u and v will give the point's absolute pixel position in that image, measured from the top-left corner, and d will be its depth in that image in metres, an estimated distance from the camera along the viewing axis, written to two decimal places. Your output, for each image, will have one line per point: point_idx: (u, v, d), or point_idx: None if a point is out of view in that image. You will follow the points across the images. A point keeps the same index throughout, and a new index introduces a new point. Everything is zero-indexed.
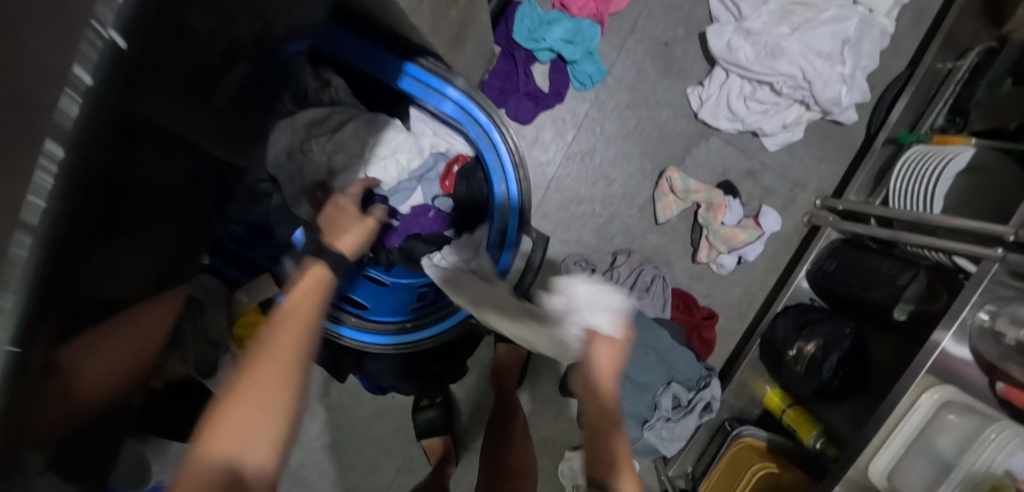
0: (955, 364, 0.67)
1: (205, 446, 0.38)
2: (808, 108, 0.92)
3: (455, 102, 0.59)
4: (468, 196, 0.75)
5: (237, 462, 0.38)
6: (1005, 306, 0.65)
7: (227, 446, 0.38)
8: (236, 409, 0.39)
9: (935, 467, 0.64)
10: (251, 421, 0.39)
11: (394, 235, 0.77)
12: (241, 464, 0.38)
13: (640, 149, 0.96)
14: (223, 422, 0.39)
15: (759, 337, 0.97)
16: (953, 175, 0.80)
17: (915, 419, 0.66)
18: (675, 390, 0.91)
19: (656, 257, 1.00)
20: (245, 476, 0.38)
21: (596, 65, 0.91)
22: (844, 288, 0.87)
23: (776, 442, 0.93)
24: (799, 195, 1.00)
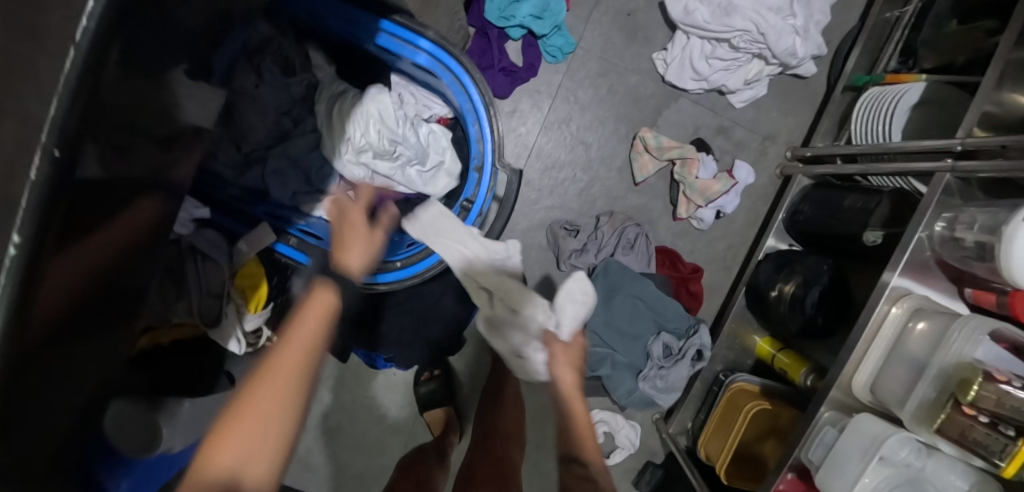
0: (924, 278, 0.70)
1: (216, 449, 0.46)
2: (767, 62, 0.97)
3: (428, 53, 0.63)
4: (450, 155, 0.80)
5: (237, 476, 0.45)
6: (960, 212, 0.67)
7: (227, 460, 0.45)
8: (248, 415, 0.46)
9: (912, 370, 0.64)
10: (252, 438, 0.46)
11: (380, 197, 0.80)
12: (245, 472, 0.45)
13: (614, 114, 1.02)
14: (230, 428, 0.46)
15: (744, 286, 1.01)
16: (908, 108, 0.84)
17: (888, 331, 0.70)
18: (665, 339, 0.94)
19: (639, 216, 1.04)
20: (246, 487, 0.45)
21: (565, 38, 0.97)
22: (818, 225, 0.91)
23: (769, 386, 0.96)
24: (769, 148, 1.05)
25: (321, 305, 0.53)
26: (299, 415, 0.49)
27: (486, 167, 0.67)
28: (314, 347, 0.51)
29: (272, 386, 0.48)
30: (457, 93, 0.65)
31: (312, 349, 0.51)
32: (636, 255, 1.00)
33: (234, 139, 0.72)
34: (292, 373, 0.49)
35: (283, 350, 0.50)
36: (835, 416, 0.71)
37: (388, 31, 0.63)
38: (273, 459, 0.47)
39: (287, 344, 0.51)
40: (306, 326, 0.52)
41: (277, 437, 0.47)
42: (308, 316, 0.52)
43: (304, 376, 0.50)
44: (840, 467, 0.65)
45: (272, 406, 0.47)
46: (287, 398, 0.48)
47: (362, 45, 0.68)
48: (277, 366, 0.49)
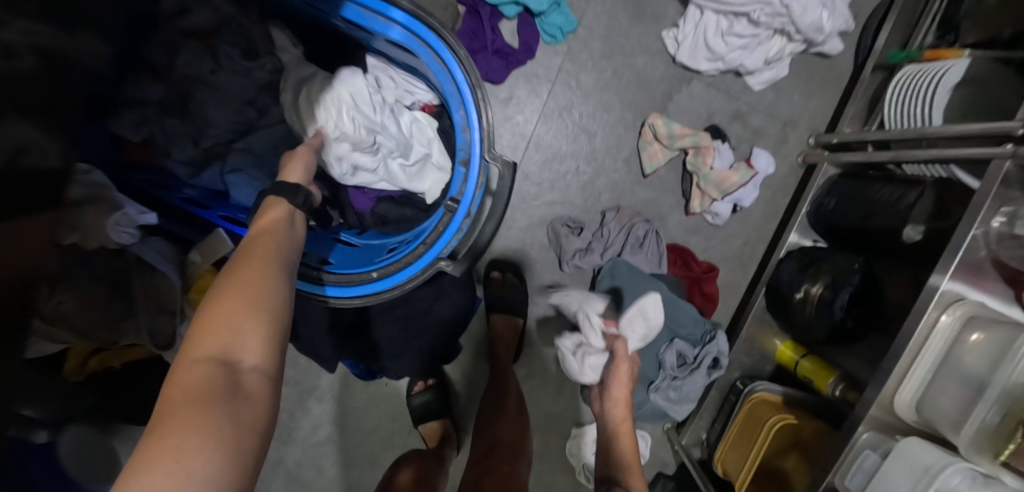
0: (976, 281, 0.62)
1: (190, 352, 0.37)
2: (790, 39, 0.88)
3: (402, 26, 0.54)
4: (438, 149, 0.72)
5: (232, 355, 0.37)
6: (1023, 206, 0.59)
7: (214, 346, 0.37)
8: (227, 298, 0.41)
9: (968, 387, 0.56)
10: (240, 316, 0.40)
11: (363, 198, 0.73)
12: (239, 356, 0.38)
13: (620, 100, 0.93)
14: (210, 317, 0.40)
15: (763, 285, 0.92)
16: (948, 90, 0.74)
17: (937, 342, 0.61)
18: (679, 347, 0.85)
19: (648, 212, 0.96)
20: (244, 366, 0.37)
21: (565, 16, 0.88)
22: (847, 220, 0.82)
23: (792, 395, 0.88)
24: (791, 135, 0.96)
25: (277, 213, 0.53)
26: (286, 302, 0.45)
27: (473, 160, 0.58)
28: (281, 248, 0.50)
29: (250, 273, 0.44)
30: (438, 73, 0.57)
31: (279, 249, 0.49)
32: (646, 254, 0.91)
33: (190, 132, 0.62)
34: (263, 263, 0.47)
35: (247, 247, 0.48)
36: (874, 438, 0.63)
37: (355, 0, 0.54)
38: (268, 343, 0.40)
39: (249, 248, 0.48)
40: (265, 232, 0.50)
41: (268, 315, 0.42)
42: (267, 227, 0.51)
43: (281, 270, 0.47)
44: None
45: (255, 283, 0.44)
46: (269, 283, 0.45)
47: (329, 19, 0.59)
48: (247, 262, 0.46)
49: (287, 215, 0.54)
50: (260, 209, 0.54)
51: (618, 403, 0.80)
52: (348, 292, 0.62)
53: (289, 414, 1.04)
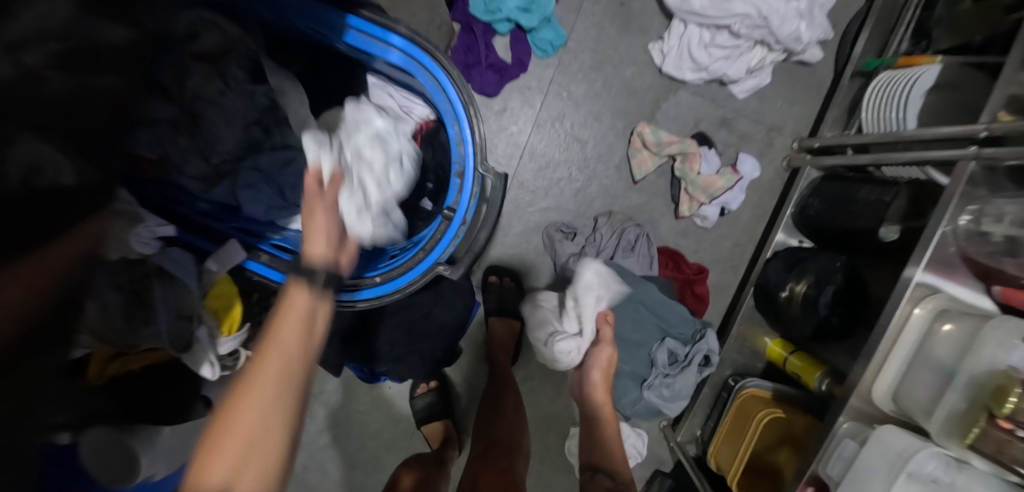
0: (950, 276, 0.65)
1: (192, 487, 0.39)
2: (770, 49, 0.92)
3: (400, 50, 0.59)
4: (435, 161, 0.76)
5: None
6: (987, 204, 0.62)
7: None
8: (233, 432, 0.40)
9: (939, 377, 0.59)
10: (243, 457, 0.40)
11: None
12: None
13: (610, 109, 0.97)
14: (213, 454, 0.40)
15: (752, 285, 0.96)
16: (922, 94, 0.78)
17: (910, 335, 0.65)
18: (670, 346, 0.89)
19: (639, 216, 0.99)
20: None
21: (555, 31, 0.92)
22: (829, 221, 0.86)
23: (782, 391, 0.91)
24: (776, 139, 1.00)
25: (303, 303, 0.49)
26: (293, 423, 0.44)
27: (467, 172, 0.62)
28: (298, 351, 0.47)
29: (258, 393, 0.42)
30: (433, 92, 0.61)
31: (297, 352, 0.46)
32: (637, 257, 0.95)
33: (200, 150, 0.65)
34: (277, 378, 0.44)
35: (261, 352, 0.45)
36: (855, 428, 0.66)
37: (355, 26, 0.58)
38: (265, 478, 0.41)
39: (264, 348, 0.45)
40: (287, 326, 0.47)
41: (269, 452, 0.41)
42: (285, 322, 0.48)
43: (295, 381, 0.45)
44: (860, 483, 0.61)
45: (261, 412, 0.42)
46: (277, 404, 0.43)
47: (332, 44, 0.64)
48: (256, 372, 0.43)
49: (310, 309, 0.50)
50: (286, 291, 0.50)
51: (597, 388, 0.85)
52: (352, 296, 0.66)
53: None
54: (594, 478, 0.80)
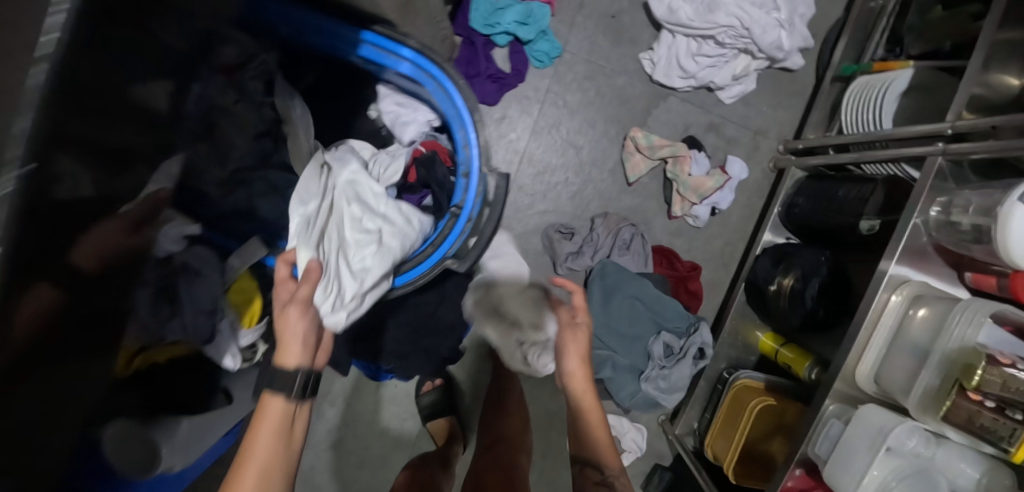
0: (922, 264, 0.69)
1: None
2: (754, 57, 0.97)
3: (410, 61, 0.64)
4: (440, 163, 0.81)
5: None
6: (954, 195, 0.67)
7: None
8: None
9: (914, 357, 0.64)
10: None
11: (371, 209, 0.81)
12: None
13: (604, 116, 1.02)
14: None
15: (743, 281, 1.01)
16: (896, 98, 0.83)
17: (888, 320, 0.69)
18: (665, 339, 0.93)
19: (634, 217, 1.04)
20: None
21: (550, 43, 0.97)
22: (813, 219, 0.91)
23: (774, 381, 0.95)
24: (762, 142, 1.05)
25: (277, 419, 0.56)
26: None
27: (472, 172, 0.66)
28: (275, 464, 0.53)
29: None
30: (441, 100, 0.66)
31: (272, 466, 0.53)
32: (632, 256, 0.99)
33: None
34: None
35: (239, 472, 0.51)
36: (841, 410, 0.70)
37: (370, 41, 0.63)
38: None
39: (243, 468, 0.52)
40: (261, 443, 0.54)
41: None
42: (258, 437, 0.54)
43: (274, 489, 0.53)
44: (846, 463, 0.65)
45: None
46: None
47: (346, 56, 0.69)
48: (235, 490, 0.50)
49: (285, 420, 0.56)
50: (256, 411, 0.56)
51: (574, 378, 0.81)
52: None
53: None
54: (582, 470, 0.81)
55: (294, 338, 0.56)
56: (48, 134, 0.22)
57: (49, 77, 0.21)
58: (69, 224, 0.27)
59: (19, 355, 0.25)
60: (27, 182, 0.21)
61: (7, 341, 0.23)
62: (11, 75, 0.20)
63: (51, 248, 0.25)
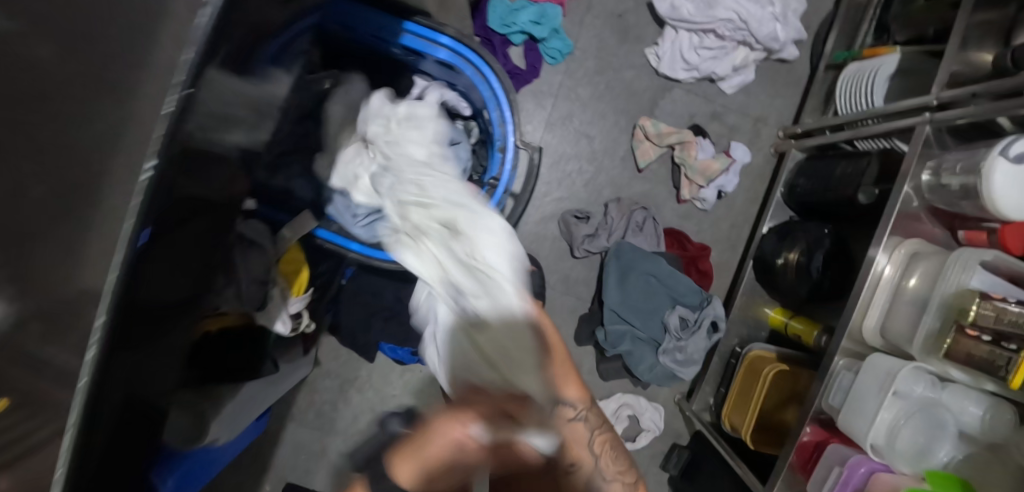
0: (919, 228, 0.77)
1: None
2: (751, 49, 1.05)
3: (448, 48, 0.71)
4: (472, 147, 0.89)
5: None
6: (942, 160, 0.74)
7: None
8: None
9: (913, 306, 0.71)
10: None
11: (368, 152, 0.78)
12: None
13: (614, 107, 1.09)
14: None
15: (751, 258, 1.05)
16: (886, 79, 0.90)
17: (888, 276, 0.76)
18: (680, 312, 0.97)
19: (646, 202, 1.10)
20: None
21: (562, 41, 1.05)
22: (814, 197, 0.97)
23: (786, 353, 0.99)
24: (762, 129, 1.12)
25: None
26: None
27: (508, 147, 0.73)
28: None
29: None
30: (478, 83, 0.73)
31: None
32: (645, 237, 1.04)
33: None
34: None
35: None
36: (851, 364, 0.76)
37: (412, 31, 0.71)
38: None
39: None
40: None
41: None
42: None
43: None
44: (858, 407, 0.70)
45: None
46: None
47: (387, 47, 0.75)
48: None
49: None
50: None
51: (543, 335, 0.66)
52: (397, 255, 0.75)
53: (331, 405, 1.14)
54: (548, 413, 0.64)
55: (428, 467, 0.58)
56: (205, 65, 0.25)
57: (212, 19, 0.24)
58: (194, 175, 0.31)
59: (135, 313, 0.28)
60: (186, 102, 0.24)
61: (131, 294, 0.27)
62: (174, 20, 0.23)
63: (175, 204, 0.29)
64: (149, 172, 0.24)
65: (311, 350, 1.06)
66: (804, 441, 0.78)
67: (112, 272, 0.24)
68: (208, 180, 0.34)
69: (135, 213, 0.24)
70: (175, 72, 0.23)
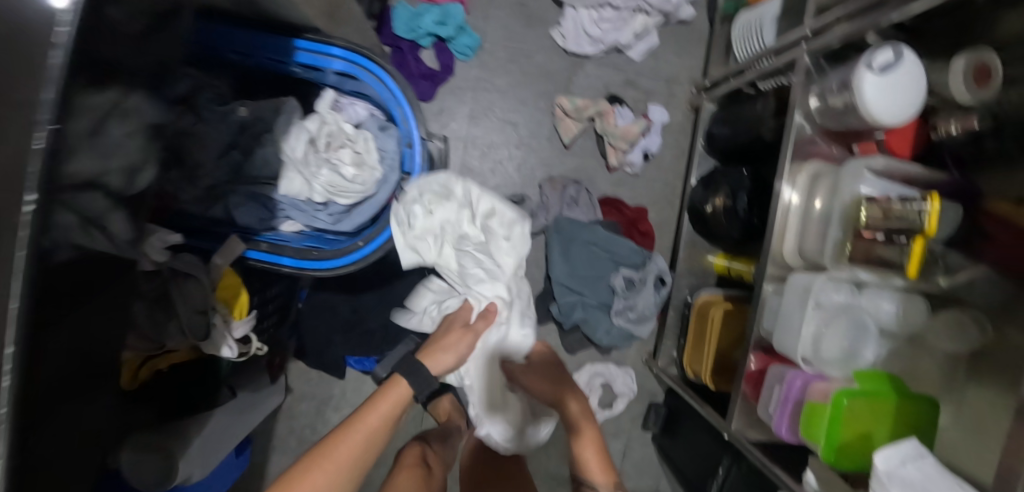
0: (814, 150, 0.83)
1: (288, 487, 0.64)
2: (649, 15, 1.09)
3: (342, 59, 0.73)
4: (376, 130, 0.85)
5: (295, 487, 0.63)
6: (824, 84, 0.79)
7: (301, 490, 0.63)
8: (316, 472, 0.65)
9: (820, 223, 0.76)
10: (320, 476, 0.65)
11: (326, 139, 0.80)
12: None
13: (532, 91, 1.12)
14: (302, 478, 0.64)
15: (686, 211, 1.11)
16: (772, 22, 0.94)
17: (795, 202, 0.81)
18: (624, 273, 1.00)
19: (579, 176, 1.13)
20: None
21: (470, 36, 1.08)
22: (729, 142, 1.02)
23: (732, 294, 1.03)
24: (676, 88, 1.17)
25: (389, 400, 0.74)
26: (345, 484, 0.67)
27: (415, 142, 0.76)
28: (374, 441, 0.71)
29: (329, 470, 0.66)
30: (377, 87, 0.75)
31: (369, 442, 0.70)
32: (582, 208, 1.07)
33: (188, 178, 0.75)
34: (341, 460, 0.67)
35: (352, 424, 0.71)
36: (778, 287, 0.81)
37: (304, 47, 0.74)
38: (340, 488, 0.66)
39: (338, 443, 0.68)
40: (373, 419, 0.71)
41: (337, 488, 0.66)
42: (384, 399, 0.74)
43: (363, 463, 0.69)
44: (785, 323, 0.75)
45: (342, 470, 0.67)
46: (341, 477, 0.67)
47: (285, 66, 0.77)
48: (339, 449, 0.68)
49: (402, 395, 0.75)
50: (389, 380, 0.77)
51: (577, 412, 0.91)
52: (319, 265, 0.75)
53: (311, 429, 1.14)
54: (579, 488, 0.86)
55: (445, 348, 0.81)
56: (68, 97, 0.26)
57: (66, 56, 0.24)
58: (64, 213, 0.31)
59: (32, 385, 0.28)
60: (56, 138, 0.25)
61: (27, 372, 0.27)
62: (32, 54, 0.24)
63: (55, 262, 0.29)
64: (31, 205, 0.24)
65: (278, 377, 1.07)
66: (750, 369, 0.82)
67: (16, 301, 0.25)
68: (87, 227, 0.36)
69: (24, 271, 0.25)
70: (34, 103, 0.24)
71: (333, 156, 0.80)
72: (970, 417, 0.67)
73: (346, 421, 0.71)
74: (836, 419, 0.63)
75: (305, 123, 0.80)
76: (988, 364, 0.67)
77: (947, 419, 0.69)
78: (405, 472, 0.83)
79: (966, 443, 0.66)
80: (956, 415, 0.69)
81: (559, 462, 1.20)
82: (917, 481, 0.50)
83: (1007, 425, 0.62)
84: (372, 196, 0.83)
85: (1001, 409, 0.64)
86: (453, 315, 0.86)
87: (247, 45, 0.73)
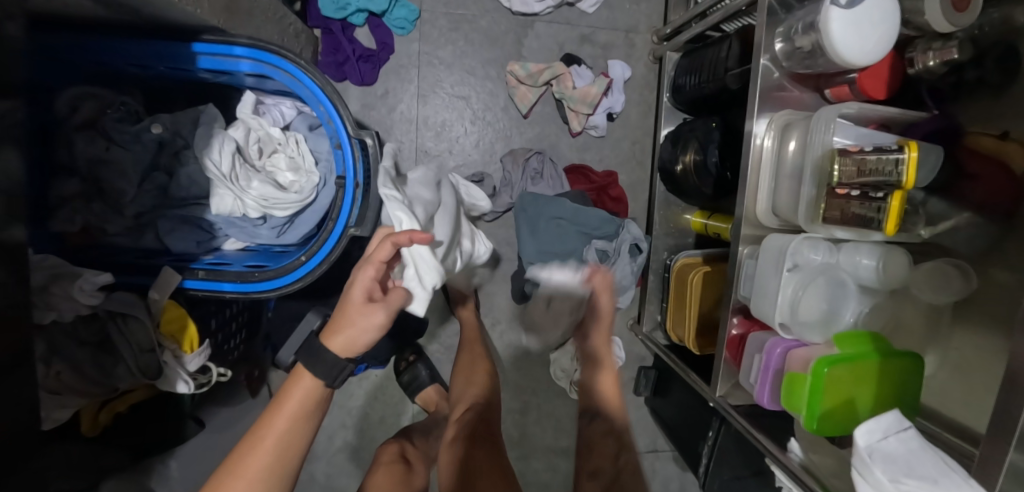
0: (785, 97, 0.75)
1: None
2: None
3: (247, 58, 0.66)
4: (308, 127, 0.79)
5: None
6: (789, 23, 0.71)
7: None
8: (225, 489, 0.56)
9: (793, 180, 0.70)
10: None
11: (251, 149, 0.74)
12: None
13: (481, 60, 1.04)
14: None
15: (658, 171, 1.05)
16: None
17: (767, 155, 0.74)
18: (597, 245, 0.96)
19: (542, 147, 1.07)
20: None
21: (405, 8, 0.99)
22: (694, 94, 0.95)
23: (710, 252, 1.00)
24: (636, 39, 1.09)
25: (300, 397, 0.61)
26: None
27: (342, 139, 0.67)
28: (289, 448, 0.59)
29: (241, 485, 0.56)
30: (292, 85, 0.67)
31: (286, 443, 0.59)
32: (547, 181, 1.02)
33: (113, 209, 0.69)
34: (251, 476, 0.57)
35: (262, 430, 0.59)
36: (754, 250, 0.77)
37: (204, 51, 0.66)
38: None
39: (248, 454, 0.58)
40: (280, 425, 0.59)
41: None
42: (293, 397, 0.61)
43: (284, 472, 0.59)
44: (763, 289, 0.71)
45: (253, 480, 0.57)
46: None
47: (190, 71, 0.70)
48: (245, 469, 0.57)
49: (311, 389, 0.61)
50: (292, 377, 0.62)
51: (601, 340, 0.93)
52: (262, 287, 0.70)
53: None
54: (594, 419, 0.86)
55: (351, 333, 0.60)
56: None
57: None
58: None
59: None
60: None
61: None
62: None
63: None
64: None
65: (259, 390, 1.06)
66: (731, 335, 0.80)
67: None
68: None
69: None
70: None
71: (268, 164, 0.76)
72: (955, 364, 0.67)
73: (256, 424, 0.59)
74: (817, 389, 0.60)
75: (228, 133, 0.71)
76: (971, 307, 0.65)
77: (933, 366, 0.69)
78: (385, 470, 0.84)
79: (953, 390, 0.66)
80: (941, 360, 0.69)
81: (554, 434, 1.21)
82: (900, 457, 0.48)
83: (995, 365, 0.61)
84: (313, 203, 0.76)
85: (990, 348, 0.62)
86: (354, 289, 0.60)
87: (139, 56, 0.65)
